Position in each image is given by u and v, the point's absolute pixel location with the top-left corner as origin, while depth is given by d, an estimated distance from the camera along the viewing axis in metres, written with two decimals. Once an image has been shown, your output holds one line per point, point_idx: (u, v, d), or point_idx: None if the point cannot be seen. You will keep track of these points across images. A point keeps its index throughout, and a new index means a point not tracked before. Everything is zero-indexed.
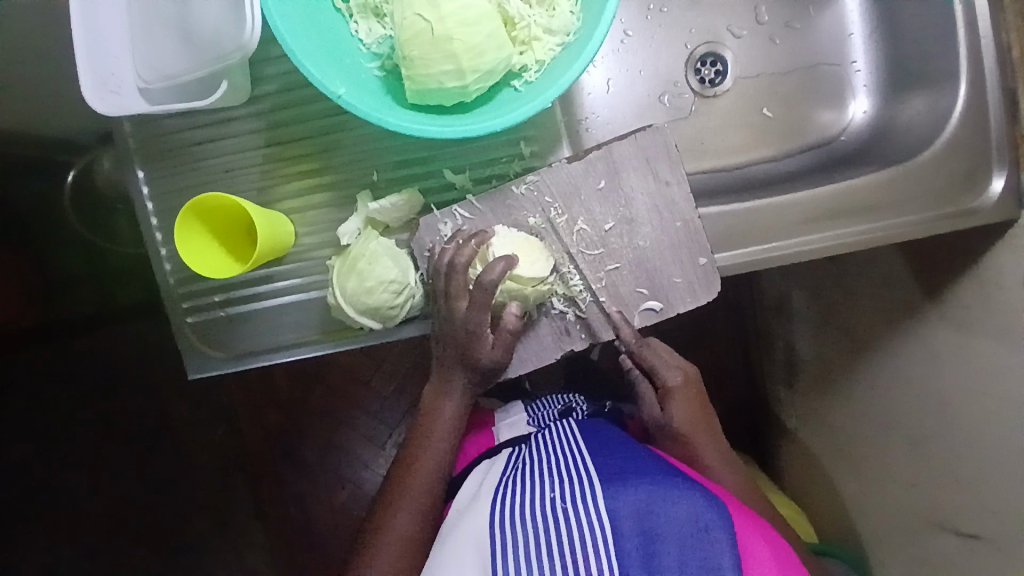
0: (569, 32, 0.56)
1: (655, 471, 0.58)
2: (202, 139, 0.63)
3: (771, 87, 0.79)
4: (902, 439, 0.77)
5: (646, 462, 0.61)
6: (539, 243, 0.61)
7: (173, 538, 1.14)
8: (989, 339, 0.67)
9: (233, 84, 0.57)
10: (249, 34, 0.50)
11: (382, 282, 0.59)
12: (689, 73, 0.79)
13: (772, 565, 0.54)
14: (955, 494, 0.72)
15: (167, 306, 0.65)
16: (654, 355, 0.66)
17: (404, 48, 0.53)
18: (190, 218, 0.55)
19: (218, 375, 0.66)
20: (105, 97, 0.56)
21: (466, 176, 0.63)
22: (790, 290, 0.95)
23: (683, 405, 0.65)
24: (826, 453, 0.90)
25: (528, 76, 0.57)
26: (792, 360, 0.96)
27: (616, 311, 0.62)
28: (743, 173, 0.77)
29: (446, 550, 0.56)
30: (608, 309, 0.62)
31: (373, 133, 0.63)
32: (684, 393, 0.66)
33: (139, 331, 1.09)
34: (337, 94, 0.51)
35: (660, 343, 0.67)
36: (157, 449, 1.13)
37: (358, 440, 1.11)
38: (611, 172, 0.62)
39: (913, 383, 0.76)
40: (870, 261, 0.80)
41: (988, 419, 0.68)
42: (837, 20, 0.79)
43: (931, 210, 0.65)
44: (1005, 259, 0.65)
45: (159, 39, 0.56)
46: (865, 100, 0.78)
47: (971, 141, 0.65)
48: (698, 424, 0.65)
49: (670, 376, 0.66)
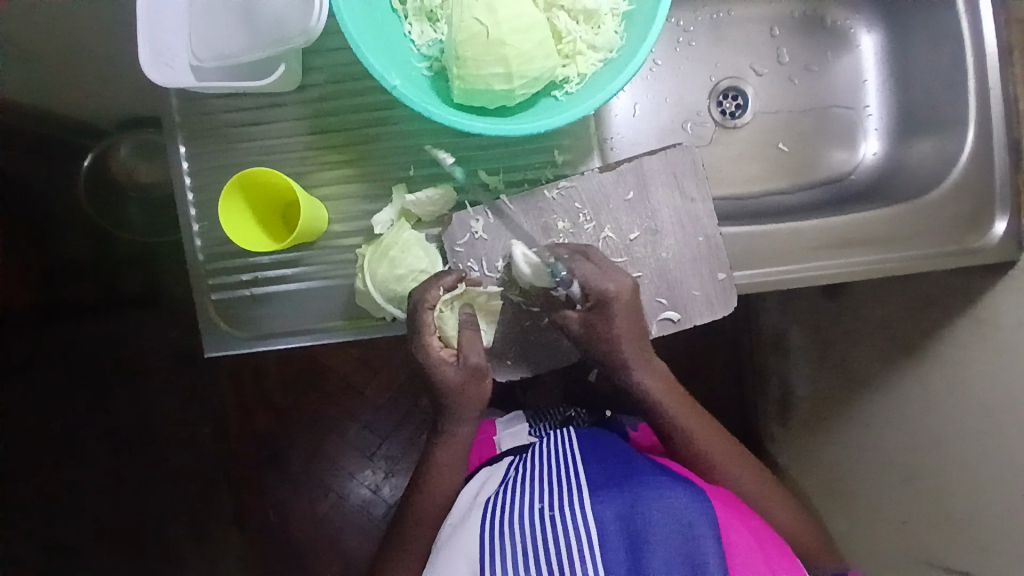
0: (611, 50, 0.59)
1: (643, 475, 0.58)
2: (248, 122, 0.65)
3: (788, 124, 0.83)
4: (895, 474, 0.79)
5: (636, 467, 0.61)
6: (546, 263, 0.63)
7: (146, 534, 1.11)
8: (985, 377, 0.70)
9: (288, 69, 0.61)
10: (316, 22, 0.54)
11: (412, 270, 0.61)
12: (712, 104, 0.83)
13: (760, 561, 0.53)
14: (944, 532, 0.73)
15: (191, 282, 0.66)
16: (588, 268, 0.59)
17: (458, 48, 0.56)
18: (235, 191, 0.58)
19: (234, 354, 0.67)
20: (159, 68, 0.59)
21: (499, 178, 0.66)
22: (789, 324, 0.97)
23: (620, 319, 0.59)
24: (814, 488, 0.91)
25: (569, 88, 0.60)
26: (787, 394, 0.98)
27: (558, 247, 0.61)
28: (756, 202, 0.80)
29: (439, 566, 0.56)
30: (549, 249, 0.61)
31: (414, 129, 0.65)
32: (621, 305, 0.59)
33: (141, 316, 1.08)
34: (392, 85, 0.54)
35: (589, 250, 0.61)
36: (143, 439, 1.11)
37: (348, 447, 1.10)
38: (640, 184, 0.65)
39: (909, 418, 0.78)
40: (870, 299, 0.82)
41: (982, 455, 0.70)
42: (854, 66, 0.84)
43: (935, 247, 0.68)
44: (1004, 299, 0.69)
45: (219, 19, 0.58)
46: (876, 142, 0.82)
47: (975, 186, 0.69)
48: (635, 341, 0.60)
49: (601, 287, 0.59)
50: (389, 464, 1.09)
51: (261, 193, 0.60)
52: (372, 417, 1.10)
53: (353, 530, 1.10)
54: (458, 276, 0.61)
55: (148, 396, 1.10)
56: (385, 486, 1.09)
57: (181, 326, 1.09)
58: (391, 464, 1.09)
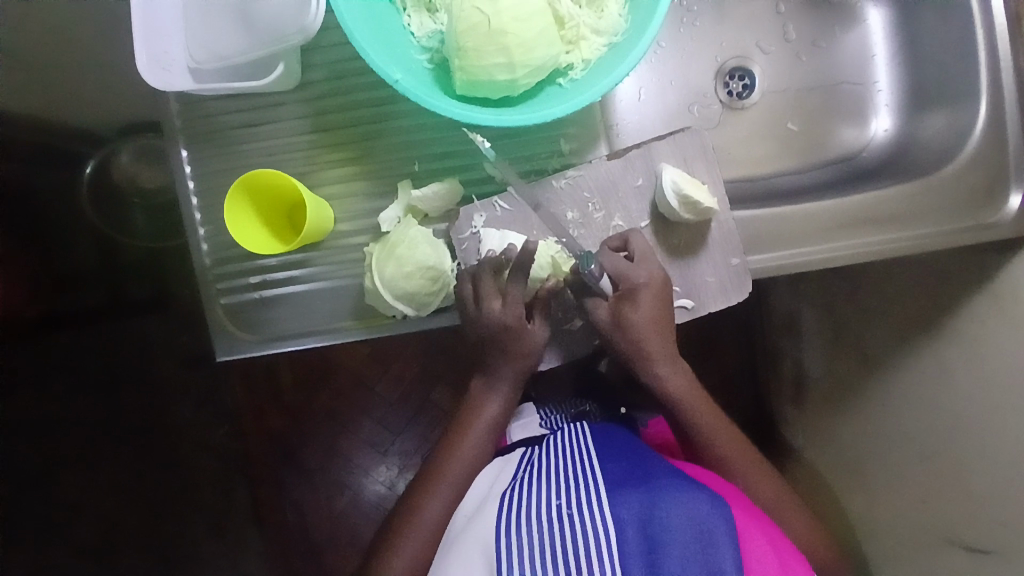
0: (616, 34, 0.58)
1: (659, 478, 0.58)
2: (249, 122, 0.64)
3: (797, 102, 0.82)
4: (912, 453, 0.77)
5: (652, 468, 0.60)
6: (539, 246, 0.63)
7: (166, 538, 1.12)
8: (1005, 353, 0.68)
9: (287, 68, 0.60)
10: (313, 18, 0.53)
11: (420, 268, 0.60)
12: (718, 85, 0.82)
13: (775, 567, 0.54)
14: (964, 509, 0.71)
15: (200, 286, 0.65)
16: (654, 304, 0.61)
17: (459, 39, 0.54)
18: (240, 194, 0.58)
19: (247, 357, 0.66)
20: (155, 71, 0.58)
21: (506, 170, 0.65)
22: (801, 306, 0.96)
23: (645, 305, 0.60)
24: (831, 470, 0.90)
25: (574, 74, 0.59)
26: (800, 377, 0.97)
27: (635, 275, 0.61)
28: (766, 183, 0.79)
29: (454, 553, 0.57)
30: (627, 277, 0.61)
31: (417, 122, 0.64)
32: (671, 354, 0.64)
33: (148, 323, 1.08)
34: (394, 79, 0.53)
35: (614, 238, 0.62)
36: (156, 445, 1.11)
37: (360, 446, 1.10)
38: (649, 170, 0.64)
39: (926, 399, 0.76)
40: (884, 278, 0.81)
41: (998, 433, 0.68)
42: (861, 41, 0.82)
43: (951, 224, 0.67)
44: (1020, 273, 0.67)
45: (214, 19, 0.57)
46: (886, 118, 0.81)
47: (990, 158, 0.67)
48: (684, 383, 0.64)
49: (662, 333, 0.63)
50: (403, 459, 1.09)
51: (269, 193, 0.60)
52: (384, 413, 1.09)
53: (368, 524, 1.09)
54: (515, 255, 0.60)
55: (160, 401, 1.10)
56: (400, 481, 1.09)
57: (189, 331, 1.08)
58: (405, 459, 1.09)
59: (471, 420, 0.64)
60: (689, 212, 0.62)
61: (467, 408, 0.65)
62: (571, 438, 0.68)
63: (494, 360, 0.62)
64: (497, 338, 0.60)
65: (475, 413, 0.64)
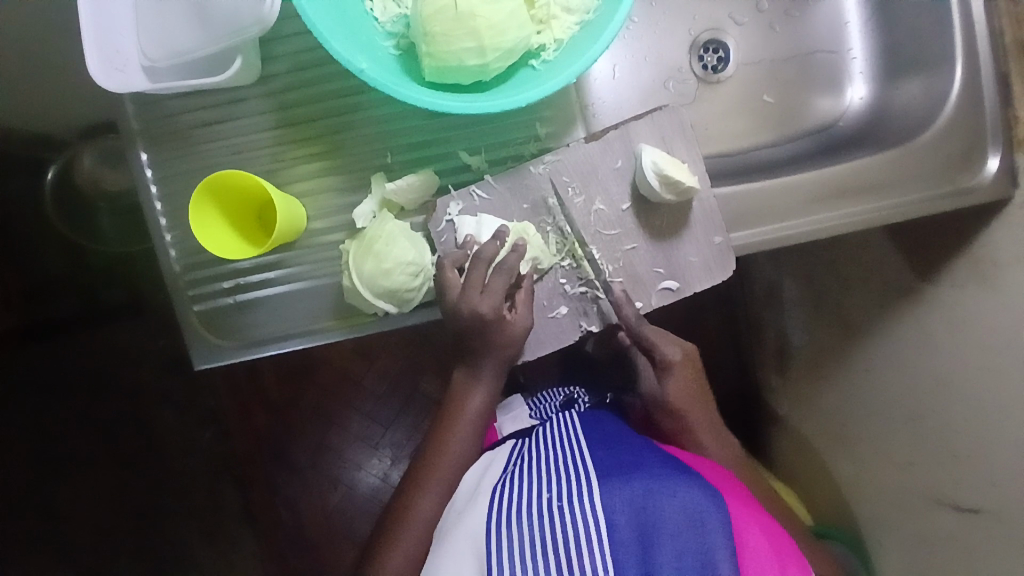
0: (587, 11, 0.56)
1: (652, 466, 0.57)
2: (211, 121, 0.62)
3: (771, 74, 0.81)
4: (899, 417, 0.78)
5: (643, 456, 0.60)
6: (524, 232, 0.62)
7: (158, 546, 1.10)
8: (983, 316, 0.68)
9: (246, 61, 0.57)
10: (269, 7, 0.50)
11: (400, 263, 0.58)
12: (693, 59, 0.80)
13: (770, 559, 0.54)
14: (952, 470, 0.71)
15: (171, 294, 0.63)
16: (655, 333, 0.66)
17: (426, 24, 0.52)
18: (205, 197, 0.55)
19: (227, 366, 0.64)
20: (109, 73, 0.55)
21: (481, 157, 0.63)
22: (782, 277, 0.96)
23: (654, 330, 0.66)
24: (819, 436, 0.91)
25: (547, 55, 0.57)
26: (784, 348, 0.98)
27: (629, 288, 0.63)
28: (745, 157, 0.78)
29: (445, 550, 0.55)
30: (623, 284, 0.63)
31: (387, 113, 0.62)
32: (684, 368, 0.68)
33: (120, 332, 1.04)
34: (360, 69, 0.50)
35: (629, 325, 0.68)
36: (140, 453, 1.08)
37: (350, 441, 1.08)
38: (628, 150, 0.63)
39: (907, 364, 0.77)
40: (863, 245, 0.81)
41: (983, 393, 0.68)
42: (833, 9, 0.81)
43: (930, 190, 0.66)
44: (998, 237, 0.67)
45: (165, 14, 0.54)
46: (862, 86, 0.80)
47: (966, 122, 0.67)
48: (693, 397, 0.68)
49: (670, 351, 0.67)
50: (395, 451, 1.08)
51: (237, 195, 0.58)
52: (373, 406, 1.08)
53: (364, 519, 1.07)
54: (497, 245, 0.59)
55: (141, 410, 1.07)
56: (393, 473, 1.07)
57: (164, 337, 1.05)
58: (397, 451, 1.08)
59: (456, 416, 0.62)
60: (670, 192, 0.61)
61: (453, 400, 0.63)
62: (560, 428, 0.67)
63: (477, 354, 0.61)
64: (480, 329, 0.58)
65: (459, 405, 0.62)
